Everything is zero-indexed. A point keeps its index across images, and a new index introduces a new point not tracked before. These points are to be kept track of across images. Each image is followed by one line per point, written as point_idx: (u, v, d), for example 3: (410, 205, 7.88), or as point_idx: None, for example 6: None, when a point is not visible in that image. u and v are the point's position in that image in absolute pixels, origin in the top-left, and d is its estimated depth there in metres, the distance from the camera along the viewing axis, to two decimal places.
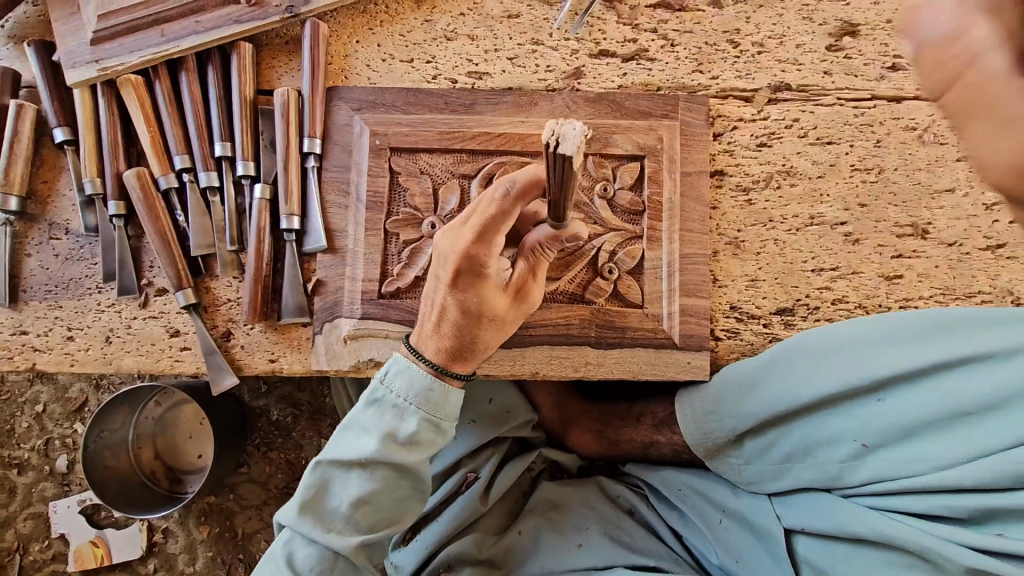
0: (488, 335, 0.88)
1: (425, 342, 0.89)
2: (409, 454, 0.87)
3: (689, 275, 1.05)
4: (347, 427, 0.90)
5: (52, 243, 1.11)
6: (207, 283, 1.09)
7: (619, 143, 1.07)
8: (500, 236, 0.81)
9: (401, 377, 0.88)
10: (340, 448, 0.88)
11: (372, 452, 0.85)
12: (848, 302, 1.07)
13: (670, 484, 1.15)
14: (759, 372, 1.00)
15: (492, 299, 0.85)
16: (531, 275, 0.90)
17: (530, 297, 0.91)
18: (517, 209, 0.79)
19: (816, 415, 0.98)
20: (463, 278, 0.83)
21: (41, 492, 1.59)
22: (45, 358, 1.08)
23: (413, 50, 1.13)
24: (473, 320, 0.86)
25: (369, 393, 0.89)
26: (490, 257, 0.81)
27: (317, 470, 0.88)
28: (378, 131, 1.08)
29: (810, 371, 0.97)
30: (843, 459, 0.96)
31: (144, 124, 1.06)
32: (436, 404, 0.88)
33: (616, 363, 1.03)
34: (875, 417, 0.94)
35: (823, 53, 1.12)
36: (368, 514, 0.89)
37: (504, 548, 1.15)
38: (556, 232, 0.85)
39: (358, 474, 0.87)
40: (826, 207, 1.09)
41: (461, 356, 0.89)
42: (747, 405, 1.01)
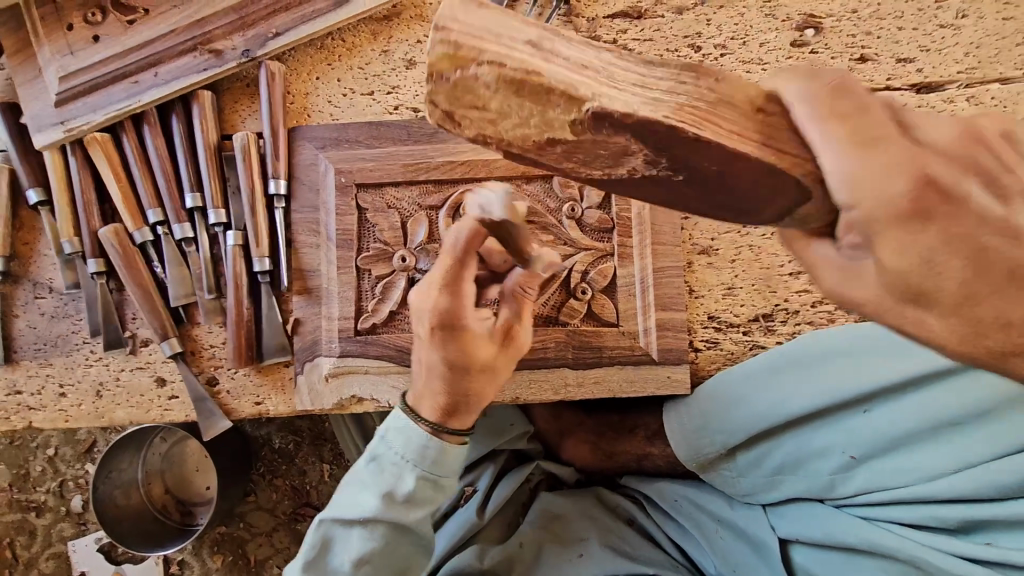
0: (482, 387, 0.87)
1: (421, 400, 0.89)
2: (409, 513, 0.88)
3: (664, 289, 1.04)
4: (348, 485, 0.91)
5: (37, 302, 1.13)
6: (191, 331, 1.11)
7: None
8: (466, 286, 0.83)
9: (396, 435, 0.88)
10: (341, 507, 0.90)
11: (372, 514, 0.86)
12: (828, 304, 1.06)
13: (666, 496, 1.15)
14: (745, 387, 1.00)
15: (476, 349, 0.84)
16: (516, 319, 0.90)
17: (519, 341, 0.90)
18: (472, 256, 0.82)
19: (804, 426, 0.98)
20: (443, 333, 0.83)
21: (60, 532, 1.65)
22: (40, 416, 1.11)
23: (373, 82, 1.13)
24: (462, 373, 0.84)
25: (367, 452, 0.90)
26: (461, 308, 0.83)
27: (320, 528, 0.90)
28: (343, 168, 1.08)
29: (796, 386, 0.97)
30: (833, 471, 0.96)
31: (115, 181, 1.08)
32: (433, 462, 0.88)
33: (595, 383, 1.03)
34: (863, 429, 0.93)
35: (788, 50, 1.10)
36: (371, 571, 0.90)
37: (506, 557, 1.13)
38: (529, 272, 0.90)
39: (358, 533, 0.88)
40: None
41: (457, 410, 0.87)
42: (734, 421, 1.01)
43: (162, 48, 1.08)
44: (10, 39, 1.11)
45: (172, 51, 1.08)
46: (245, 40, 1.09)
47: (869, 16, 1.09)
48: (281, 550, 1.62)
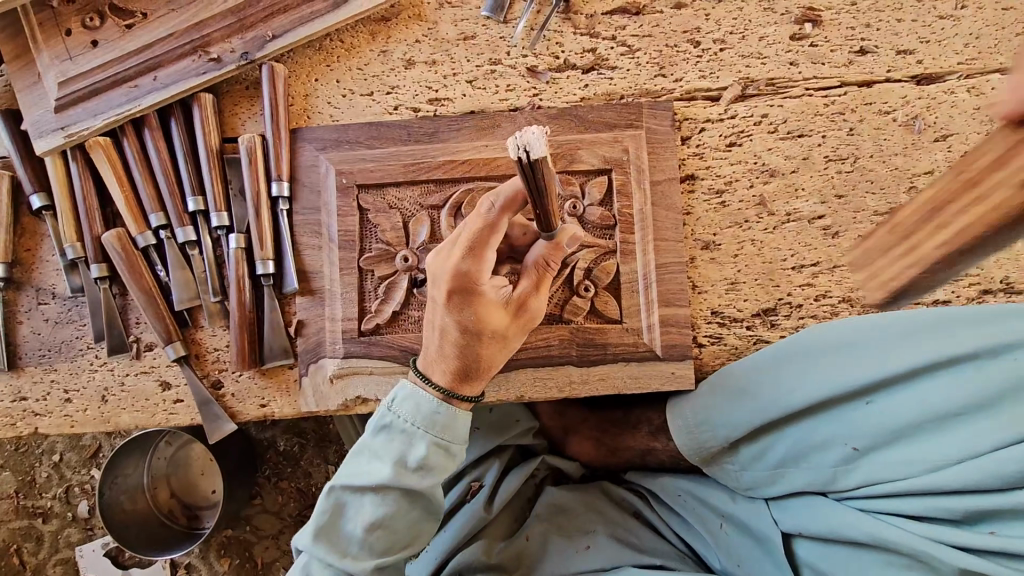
0: (493, 352, 0.88)
1: (431, 365, 0.91)
2: (420, 479, 0.88)
3: (667, 285, 1.04)
4: (357, 453, 0.91)
5: (40, 308, 1.13)
6: (195, 334, 1.11)
7: (585, 158, 1.06)
8: (489, 252, 0.83)
9: (408, 402, 0.89)
10: (350, 475, 0.90)
11: (383, 479, 0.86)
12: (832, 297, 1.05)
13: (670, 490, 1.15)
14: (750, 377, 1.00)
15: (490, 316, 0.85)
16: (534, 290, 0.89)
17: (532, 310, 0.89)
18: (504, 220, 0.81)
19: (807, 418, 0.98)
20: (458, 298, 0.84)
21: (67, 538, 1.65)
22: (46, 421, 1.11)
23: (372, 83, 1.13)
24: (474, 339, 0.86)
25: (377, 420, 0.90)
26: (481, 273, 0.83)
27: (331, 494, 0.90)
28: (343, 170, 1.08)
29: (798, 377, 0.97)
30: (837, 463, 0.95)
31: (117, 186, 1.08)
32: (445, 428, 0.88)
33: (600, 380, 1.03)
34: (865, 421, 0.93)
35: (788, 43, 1.10)
36: (383, 537, 0.90)
37: (513, 551, 1.14)
38: (553, 242, 0.87)
39: (371, 499, 0.88)
40: (802, 202, 1.07)
41: (466, 376, 0.89)
42: (738, 414, 1.01)
43: (161, 51, 1.08)
44: (9, 45, 1.10)
45: (171, 55, 1.08)
46: (243, 43, 1.09)
47: (868, 8, 1.09)
48: (288, 552, 1.62)
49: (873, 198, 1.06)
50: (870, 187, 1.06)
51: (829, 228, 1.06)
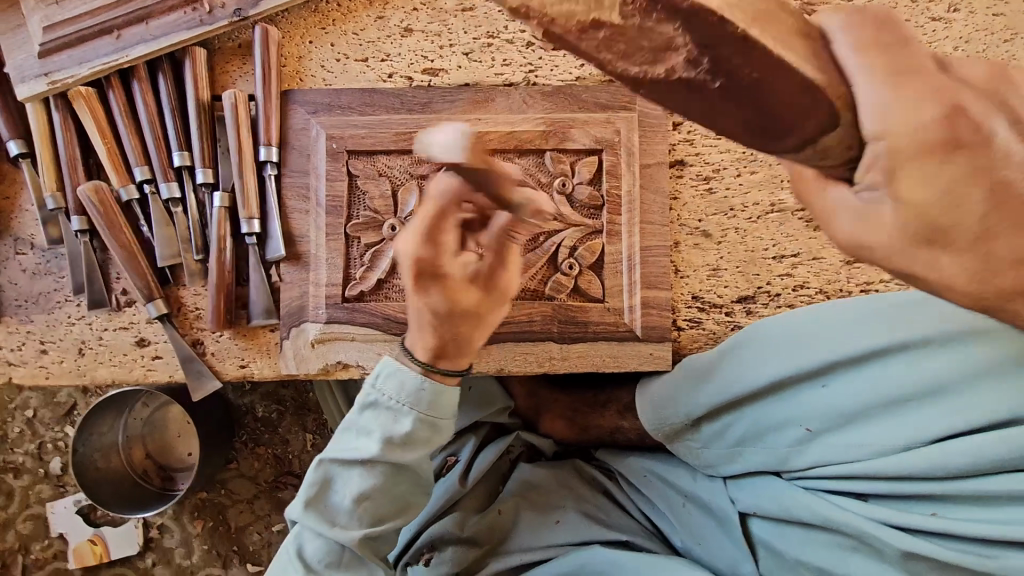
0: (468, 330, 0.89)
1: (413, 342, 0.91)
2: (408, 453, 0.90)
3: (650, 267, 1.06)
4: (346, 429, 0.93)
5: (18, 258, 1.11)
6: (176, 292, 1.09)
7: (576, 137, 1.06)
8: (440, 234, 0.85)
9: (392, 379, 0.89)
10: (340, 448, 0.92)
11: (371, 454, 0.88)
12: (810, 288, 1.08)
13: (636, 470, 1.19)
14: (714, 360, 1.03)
15: (460, 296, 0.87)
16: (497, 263, 0.88)
17: (499, 282, 0.89)
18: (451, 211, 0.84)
19: (764, 400, 0.99)
20: (426, 280, 0.86)
21: (38, 494, 1.64)
22: (21, 372, 1.10)
23: (367, 49, 1.12)
24: (444, 318, 0.87)
25: (365, 396, 0.91)
26: (443, 255, 0.85)
27: (320, 468, 0.92)
28: (335, 135, 1.07)
29: (757, 360, 0.99)
30: (791, 443, 0.97)
31: (100, 138, 1.06)
32: (430, 406, 0.89)
33: (579, 357, 1.05)
34: (818, 403, 0.94)
35: None
36: (371, 509, 0.92)
37: (486, 525, 1.16)
38: (513, 220, 0.84)
39: (358, 472, 0.90)
40: (787, 193, 1.09)
41: (445, 352, 0.89)
42: (697, 395, 1.04)
43: (153, 2, 1.05)
44: None
45: (163, 6, 1.06)
46: None
47: None
48: (262, 518, 1.62)
49: None
50: None
51: (811, 220, 1.09)
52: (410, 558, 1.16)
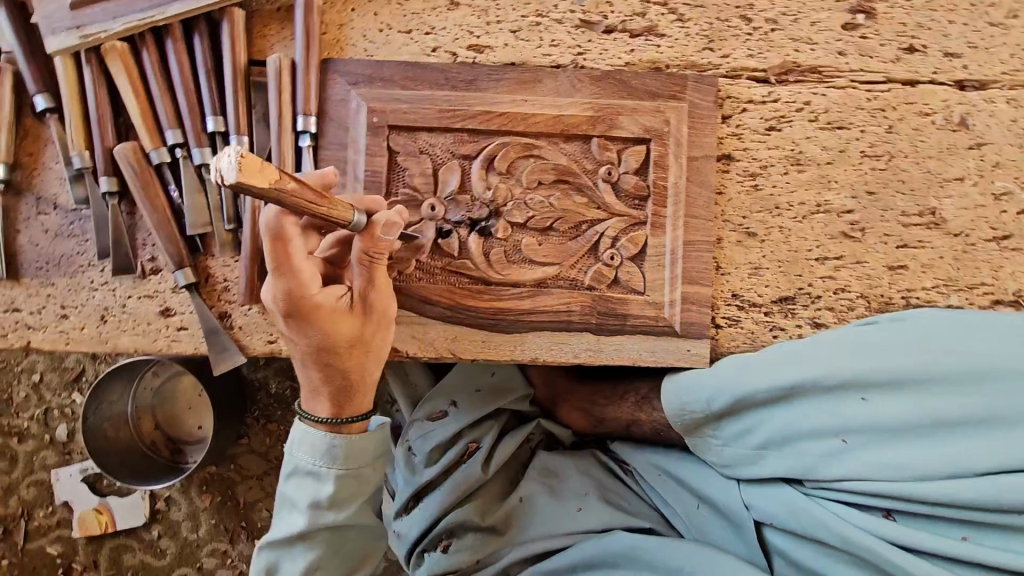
0: (358, 365, 0.92)
1: (310, 400, 0.95)
2: (336, 513, 0.96)
3: (692, 262, 1.04)
4: (280, 510, 1.00)
5: (40, 218, 1.07)
6: (205, 262, 1.07)
7: (625, 125, 1.03)
8: (295, 266, 0.83)
9: (304, 445, 0.96)
10: (275, 531, 0.99)
11: (301, 526, 0.95)
12: (850, 292, 1.07)
13: (651, 467, 1.17)
14: (753, 359, 0.97)
15: (339, 328, 0.88)
16: (372, 288, 0.89)
17: (380, 306, 0.90)
18: (293, 233, 0.81)
19: (800, 407, 0.94)
20: (299, 321, 0.86)
21: (43, 460, 1.61)
22: (40, 336, 1.06)
23: (411, 20, 1.08)
24: (330, 353, 0.89)
25: (286, 467, 0.98)
26: (303, 287, 0.84)
27: (265, 553, 0.99)
28: (376, 108, 1.04)
29: (800, 365, 0.94)
30: (823, 454, 0.93)
31: (133, 97, 1.02)
32: (344, 461, 0.95)
33: (616, 350, 1.03)
34: (859, 416, 0.90)
35: (838, 32, 1.08)
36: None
37: (504, 512, 1.16)
38: (368, 235, 0.84)
39: (299, 548, 0.97)
40: (833, 194, 1.07)
41: (347, 387, 0.93)
42: (730, 395, 0.97)
43: None
44: None
45: None
46: None
47: (922, 6, 1.08)
48: (271, 495, 1.61)
49: (903, 199, 1.07)
50: (901, 187, 1.07)
51: (856, 224, 1.07)
52: (427, 544, 1.17)
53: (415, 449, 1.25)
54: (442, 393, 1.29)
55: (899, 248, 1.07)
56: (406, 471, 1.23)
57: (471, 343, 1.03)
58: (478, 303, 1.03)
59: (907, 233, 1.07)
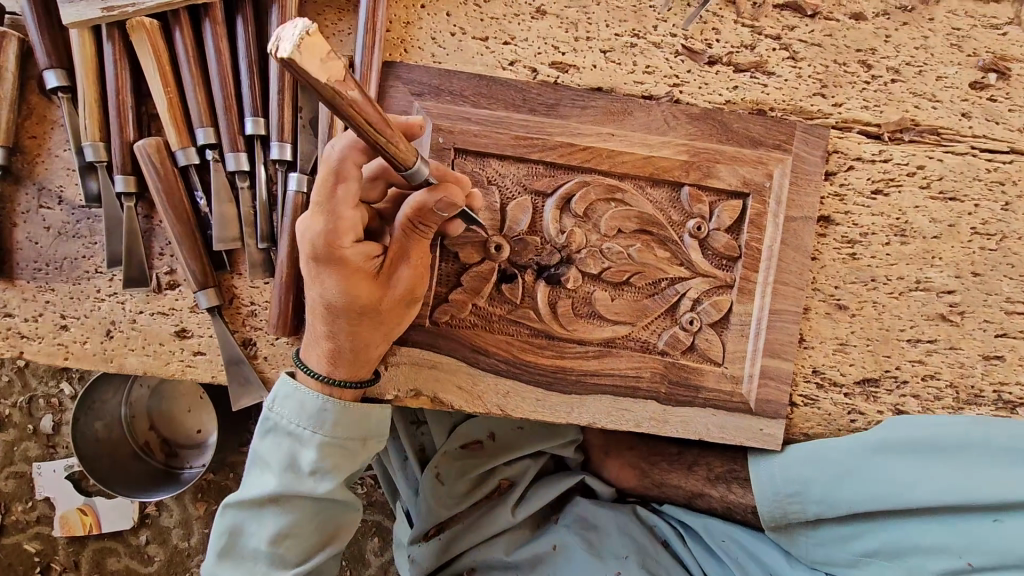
0: (369, 334, 0.80)
1: (309, 350, 0.83)
2: (318, 481, 0.81)
3: (777, 335, 0.93)
4: (250, 465, 0.84)
5: (41, 212, 0.93)
6: (230, 281, 0.94)
7: (722, 175, 0.91)
8: (339, 206, 0.70)
9: (292, 402, 0.81)
10: (243, 490, 0.83)
11: (273, 489, 0.80)
12: (940, 380, 0.98)
13: (714, 533, 1.07)
14: (872, 463, 0.93)
15: (359, 289, 0.75)
16: (405, 259, 0.76)
17: (408, 283, 0.77)
18: (352, 168, 0.69)
19: (919, 518, 0.92)
20: (321, 267, 0.74)
21: (24, 452, 1.48)
22: (34, 347, 0.93)
23: (488, 26, 0.94)
24: (341, 316, 0.77)
25: (263, 422, 0.83)
26: (338, 235, 0.71)
27: (226, 515, 0.83)
28: (442, 126, 0.90)
29: (928, 476, 0.91)
30: (942, 572, 0.90)
31: (160, 85, 0.87)
32: (335, 429, 0.82)
33: (684, 423, 0.93)
34: (987, 539, 0.89)
35: (965, 90, 0.96)
36: (294, 549, 0.83)
37: (532, 554, 1.11)
38: (422, 201, 0.71)
39: (269, 511, 0.81)
40: (935, 271, 0.97)
41: (345, 357, 0.81)
42: (841, 495, 0.93)
43: None
44: None
45: None
46: None
47: None
48: None
49: (1009, 283, 0.97)
50: (1009, 271, 0.97)
51: (956, 306, 0.97)
52: None
53: (444, 478, 1.13)
54: (485, 423, 1.16)
55: (998, 337, 0.98)
56: (430, 500, 1.12)
57: (522, 400, 0.92)
58: (536, 358, 0.92)
59: (1010, 321, 0.98)
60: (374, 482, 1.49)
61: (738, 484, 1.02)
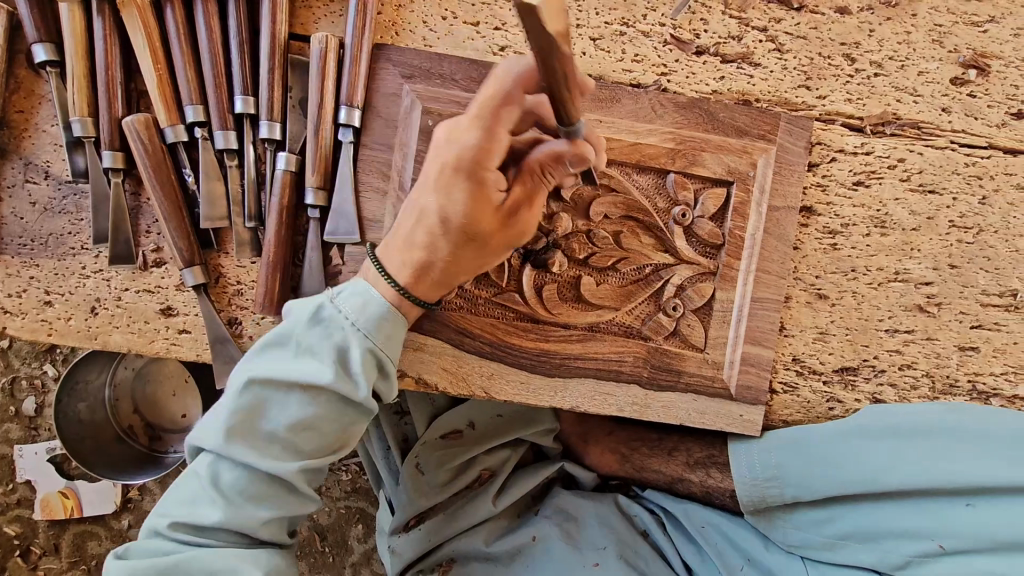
0: (465, 260, 0.78)
1: (393, 252, 0.79)
2: (360, 386, 0.76)
3: (758, 322, 0.95)
4: (286, 345, 0.77)
5: (27, 188, 0.93)
6: (218, 260, 0.94)
7: (707, 163, 0.93)
8: (499, 131, 0.70)
9: (354, 299, 0.78)
10: (272, 368, 0.75)
11: (315, 380, 0.74)
12: (916, 369, 1.00)
13: (693, 519, 1.08)
14: (846, 448, 0.95)
15: (478, 214, 0.74)
16: (526, 198, 0.76)
17: (521, 221, 0.77)
18: (522, 94, 0.69)
19: (893, 502, 0.94)
20: (452, 178, 0.73)
21: (6, 434, 1.47)
22: (17, 323, 0.93)
23: (479, 11, 0.94)
24: (451, 234, 0.75)
25: (316, 307, 0.77)
26: (484, 156, 0.71)
27: (248, 389, 0.75)
28: (431, 109, 0.90)
29: (902, 461, 0.93)
30: (914, 554, 0.92)
31: (149, 62, 0.87)
32: (383, 340, 0.78)
33: (665, 407, 0.95)
34: (958, 521, 0.91)
35: (946, 86, 0.98)
36: (312, 440, 0.77)
37: (512, 545, 1.12)
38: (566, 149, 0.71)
39: (300, 397, 0.75)
40: (914, 263, 0.99)
41: (433, 276, 0.79)
42: (816, 479, 0.95)
43: None
44: None
45: None
46: None
47: None
48: None
49: (984, 276, 1.00)
50: (985, 264, 0.99)
51: (933, 297, 0.99)
52: (422, 566, 1.13)
53: (424, 467, 1.13)
54: (464, 412, 1.17)
55: (973, 329, 1.00)
56: (410, 490, 1.12)
57: (506, 382, 0.93)
58: (521, 342, 0.92)
59: (984, 313, 1.00)
60: (360, 468, 1.49)
61: (717, 468, 1.04)
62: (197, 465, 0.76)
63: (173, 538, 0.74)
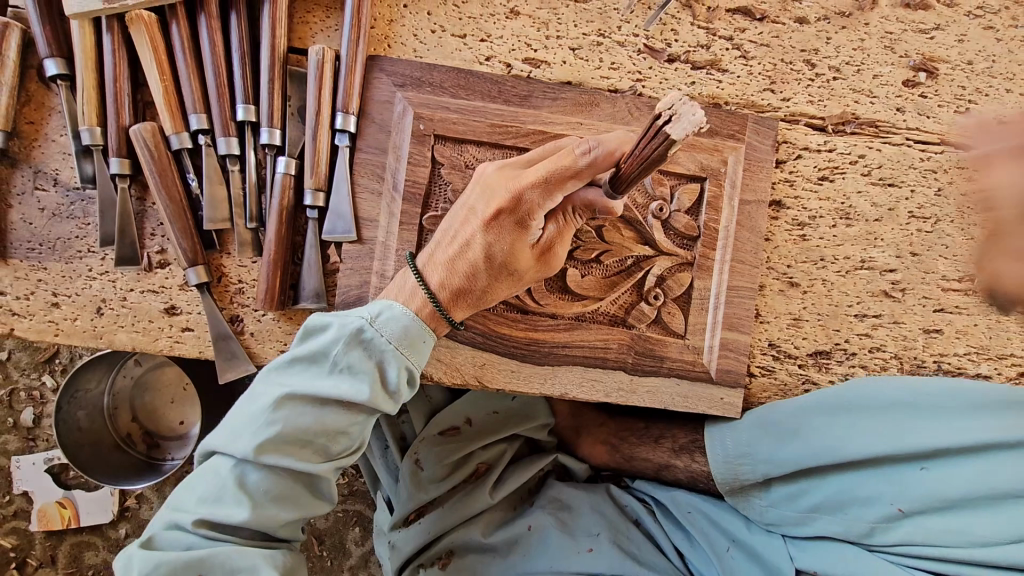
0: (500, 288, 0.87)
1: (432, 271, 0.85)
2: (392, 401, 0.83)
3: (735, 308, 1.01)
4: (324, 364, 0.80)
5: (36, 195, 0.97)
6: (219, 260, 0.99)
7: (682, 161, 0.99)
8: (560, 192, 0.77)
9: (393, 324, 0.82)
10: (309, 384, 0.79)
11: (355, 398, 0.79)
12: (885, 352, 1.06)
13: (679, 504, 1.12)
14: (812, 424, 1.00)
15: (521, 255, 0.83)
16: (559, 237, 0.85)
17: (555, 258, 0.87)
18: (591, 171, 0.75)
19: (855, 472, 0.99)
20: (500, 224, 0.80)
21: (3, 446, 1.48)
22: (25, 324, 0.96)
23: (467, 25, 1.01)
24: (493, 269, 0.83)
25: (354, 329, 0.81)
26: (537, 210, 0.78)
27: (285, 403, 0.78)
28: (422, 114, 0.97)
29: (856, 431, 0.98)
30: (877, 519, 0.96)
31: (156, 74, 0.92)
32: (415, 359, 0.84)
33: (649, 392, 1.00)
34: (912, 484, 0.95)
35: (899, 88, 1.06)
36: (341, 446, 0.82)
37: (510, 536, 1.15)
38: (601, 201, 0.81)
39: (335, 411, 0.80)
40: (878, 251, 1.06)
41: (469, 300, 0.87)
42: (784, 453, 1.00)
43: None
44: None
45: None
46: None
47: (981, 72, 1.07)
48: None
49: (944, 263, 1.06)
50: (944, 252, 1.06)
51: (897, 283, 1.06)
52: (423, 559, 1.14)
53: (423, 463, 1.16)
54: (460, 409, 1.21)
55: (937, 312, 1.06)
56: (410, 485, 1.15)
57: (498, 371, 0.97)
58: (511, 331, 0.97)
59: (946, 297, 1.06)
60: (357, 471, 1.51)
61: (699, 452, 1.08)
62: (221, 465, 0.79)
63: (199, 532, 0.77)
